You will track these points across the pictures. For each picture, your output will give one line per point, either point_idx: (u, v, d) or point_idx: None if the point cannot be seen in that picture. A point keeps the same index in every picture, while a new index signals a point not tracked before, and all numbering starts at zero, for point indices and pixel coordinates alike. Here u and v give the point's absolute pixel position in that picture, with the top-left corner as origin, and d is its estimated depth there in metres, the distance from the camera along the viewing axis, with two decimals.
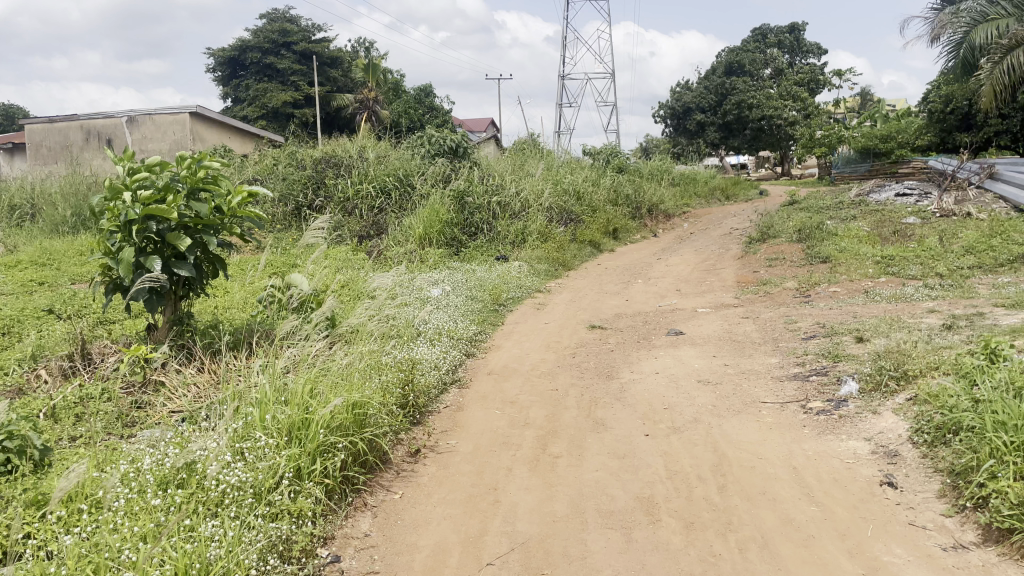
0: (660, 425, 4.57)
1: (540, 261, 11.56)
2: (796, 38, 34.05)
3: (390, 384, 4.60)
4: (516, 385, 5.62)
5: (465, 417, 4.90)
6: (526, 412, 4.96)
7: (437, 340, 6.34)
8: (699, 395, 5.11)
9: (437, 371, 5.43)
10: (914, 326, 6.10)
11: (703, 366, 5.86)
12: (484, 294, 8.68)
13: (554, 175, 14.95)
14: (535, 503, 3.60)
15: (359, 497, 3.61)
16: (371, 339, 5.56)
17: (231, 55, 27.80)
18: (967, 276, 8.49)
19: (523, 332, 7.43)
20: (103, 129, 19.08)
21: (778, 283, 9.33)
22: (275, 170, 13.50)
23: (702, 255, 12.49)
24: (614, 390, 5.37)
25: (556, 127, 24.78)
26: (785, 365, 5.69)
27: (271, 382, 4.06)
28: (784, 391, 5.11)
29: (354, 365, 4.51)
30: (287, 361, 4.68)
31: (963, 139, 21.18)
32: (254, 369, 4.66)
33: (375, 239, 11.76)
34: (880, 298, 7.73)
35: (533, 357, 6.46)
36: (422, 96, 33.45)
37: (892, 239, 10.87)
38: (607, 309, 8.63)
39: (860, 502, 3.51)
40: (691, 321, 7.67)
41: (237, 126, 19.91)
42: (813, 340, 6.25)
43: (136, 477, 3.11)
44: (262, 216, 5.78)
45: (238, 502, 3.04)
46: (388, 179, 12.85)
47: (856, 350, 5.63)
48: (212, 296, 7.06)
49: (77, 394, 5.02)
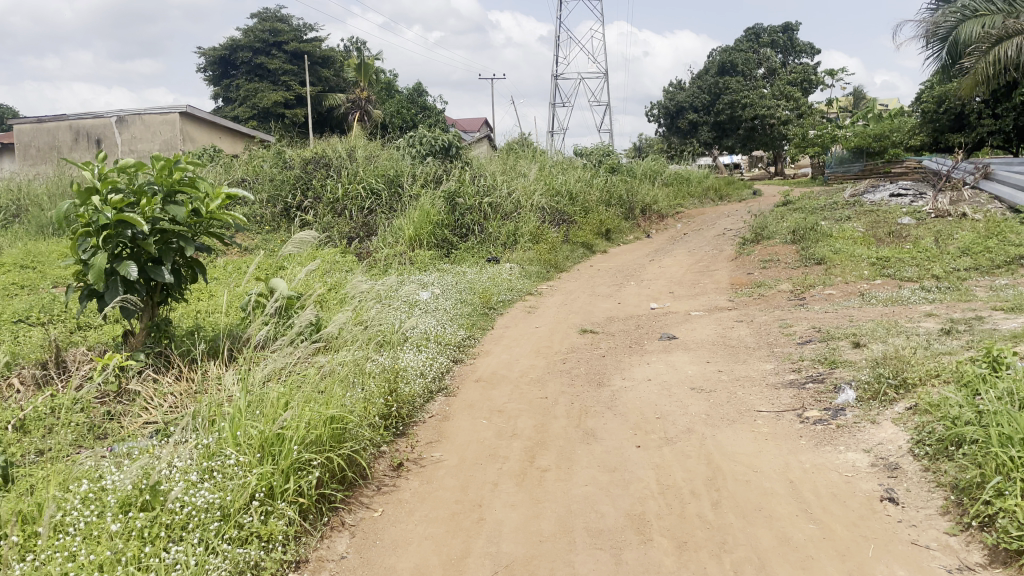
0: (652, 436, 4.42)
1: (531, 263, 11.41)
2: (789, 37, 33.94)
3: (372, 394, 4.45)
4: (505, 392, 5.46)
5: (451, 428, 4.74)
6: (514, 422, 4.80)
7: (424, 346, 6.18)
8: (692, 404, 4.96)
9: (422, 380, 5.28)
10: (912, 330, 5.97)
11: (696, 372, 5.71)
12: (474, 297, 8.52)
13: (546, 176, 14.80)
14: (521, 521, 3.45)
15: (337, 516, 3.45)
16: (354, 346, 5.40)
17: (221, 54, 27.56)
18: (964, 278, 8.37)
19: (513, 337, 7.27)
20: (91, 129, 18.84)
21: (773, 286, 9.19)
22: (264, 171, 13.31)
23: (696, 256, 12.35)
24: (605, 398, 5.22)
25: (549, 127, 24.63)
26: (781, 372, 5.55)
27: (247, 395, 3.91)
28: (780, 399, 4.96)
29: (335, 375, 4.35)
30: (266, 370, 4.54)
31: (957, 139, 21.09)
32: (230, 378, 4.51)
33: (365, 241, 11.58)
34: (877, 301, 7.59)
35: (523, 363, 6.30)
36: (415, 96, 33.27)
37: (887, 240, 10.75)
38: (599, 312, 8.48)
39: (860, 519, 3.36)
40: (684, 325, 7.53)
41: (227, 126, 19.71)
42: (808, 346, 6.11)
43: (96, 498, 2.95)
44: (242, 219, 5.62)
45: (204, 526, 2.89)
46: (378, 180, 12.68)
47: (853, 356, 5.50)
48: (194, 301, 6.89)
49: (47, 405, 4.82)
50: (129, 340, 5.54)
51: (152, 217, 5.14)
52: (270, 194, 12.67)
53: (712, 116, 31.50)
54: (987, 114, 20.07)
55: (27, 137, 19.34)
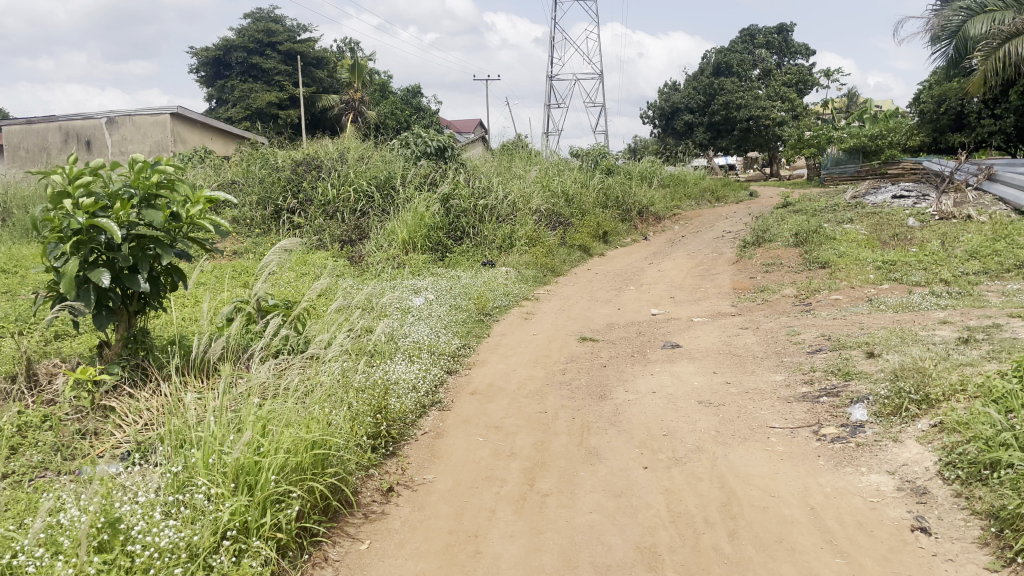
0: (659, 456, 4.13)
1: (528, 267, 11.11)
2: (785, 38, 33.62)
3: (359, 412, 4.16)
4: (501, 407, 5.17)
5: (444, 447, 4.45)
6: (512, 439, 4.52)
7: (416, 356, 5.89)
8: (700, 419, 4.68)
9: (414, 394, 4.99)
10: (928, 339, 5.69)
11: (703, 384, 5.42)
12: (469, 303, 8.23)
13: (542, 178, 14.50)
14: (521, 555, 3.17)
15: (319, 551, 3.16)
16: (342, 360, 5.11)
17: (215, 55, 27.21)
18: (974, 283, 8.12)
19: (509, 345, 6.98)
20: (82, 130, 18.48)
21: (777, 290, 8.93)
22: (256, 175, 13.02)
23: (695, 259, 12.07)
24: (608, 412, 4.93)
25: (544, 128, 24.33)
26: (793, 383, 5.27)
27: (214, 415, 3.60)
28: (793, 414, 4.68)
29: (316, 391, 4.05)
30: (237, 392, 4.25)
31: (956, 139, 20.85)
32: (204, 399, 4.21)
33: (358, 244, 11.26)
34: (886, 307, 7.32)
35: (520, 373, 6.01)
36: (409, 97, 32.92)
37: (892, 243, 10.48)
38: (599, 318, 8.20)
39: (892, 552, 3.09)
40: (688, 332, 7.24)
41: (218, 126, 19.37)
42: (819, 355, 5.83)
43: (48, 539, 2.65)
44: (225, 224, 5.32)
45: (169, 569, 2.60)
46: (370, 182, 12.38)
47: (868, 367, 5.22)
48: (175, 309, 6.60)
49: (15, 423, 4.52)
50: (105, 351, 5.24)
51: (126, 221, 4.86)
52: (261, 196, 12.39)
53: (707, 117, 31.27)
54: (987, 115, 19.86)
55: (16, 138, 18.98)
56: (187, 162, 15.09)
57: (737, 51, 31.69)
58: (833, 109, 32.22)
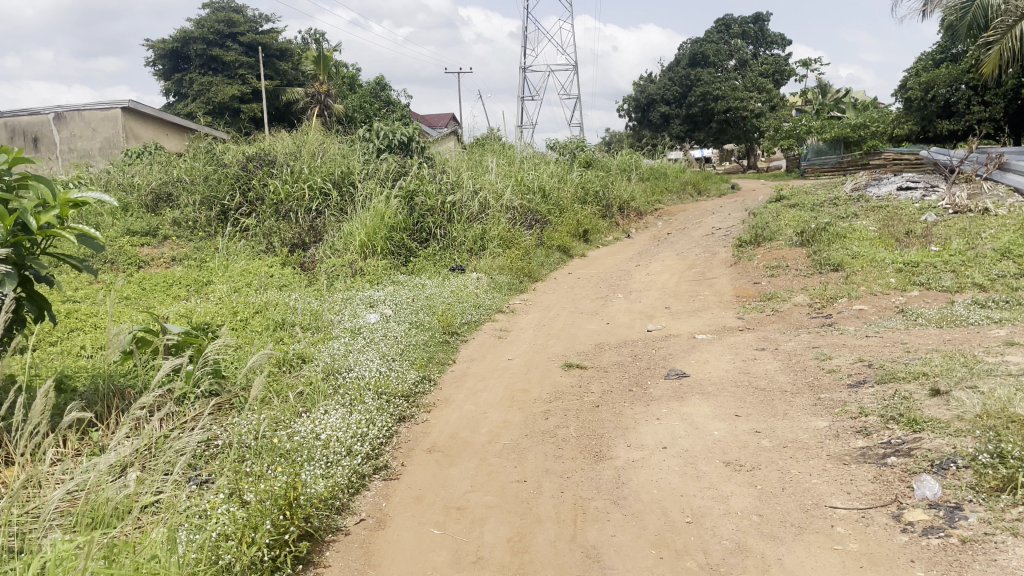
0: (685, 564, 2.95)
1: (500, 271, 9.88)
2: (761, 29, 31.49)
3: (254, 510, 2.98)
4: (467, 472, 3.94)
5: (385, 547, 3.23)
6: (479, 532, 3.31)
7: (356, 401, 4.61)
8: (733, 494, 3.47)
9: (346, 462, 3.78)
10: (1002, 367, 4.53)
11: (726, 435, 4.21)
12: (432, 320, 6.96)
13: (515, 171, 13.26)
14: None
15: None
16: (248, 438, 3.89)
17: (172, 47, 25.44)
18: (1015, 287, 7.06)
19: (479, 376, 5.73)
20: (29, 126, 16.80)
21: (787, 297, 7.78)
22: (201, 172, 11.62)
23: (687, 260, 10.91)
24: (607, 481, 3.72)
25: (519, 121, 23.14)
26: (843, 433, 4.07)
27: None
28: (856, 486, 3.47)
29: (170, 525, 2.91)
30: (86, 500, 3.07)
31: (943, 127, 19.90)
32: (15, 517, 3.08)
33: (310, 249, 9.96)
34: (925, 322, 6.18)
35: (492, 419, 4.78)
36: (379, 90, 31.42)
37: (909, 240, 9.41)
38: (587, 336, 6.98)
39: None
40: (693, 354, 6.04)
41: (174, 120, 17.83)
42: (867, 391, 4.63)
43: None
44: (95, 237, 4.11)
45: None
46: (326, 178, 11.00)
47: (937, 410, 4.05)
48: (70, 361, 5.38)
49: None
50: None
51: None
52: (206, 196, 11.07)
53: (683, 109, 30.20)
54: (976, 102, 18.89)
55: None
56: (133, 159, 13.62)
57: (712, 41, 30.36)
58: (811, 99, 31.24)
